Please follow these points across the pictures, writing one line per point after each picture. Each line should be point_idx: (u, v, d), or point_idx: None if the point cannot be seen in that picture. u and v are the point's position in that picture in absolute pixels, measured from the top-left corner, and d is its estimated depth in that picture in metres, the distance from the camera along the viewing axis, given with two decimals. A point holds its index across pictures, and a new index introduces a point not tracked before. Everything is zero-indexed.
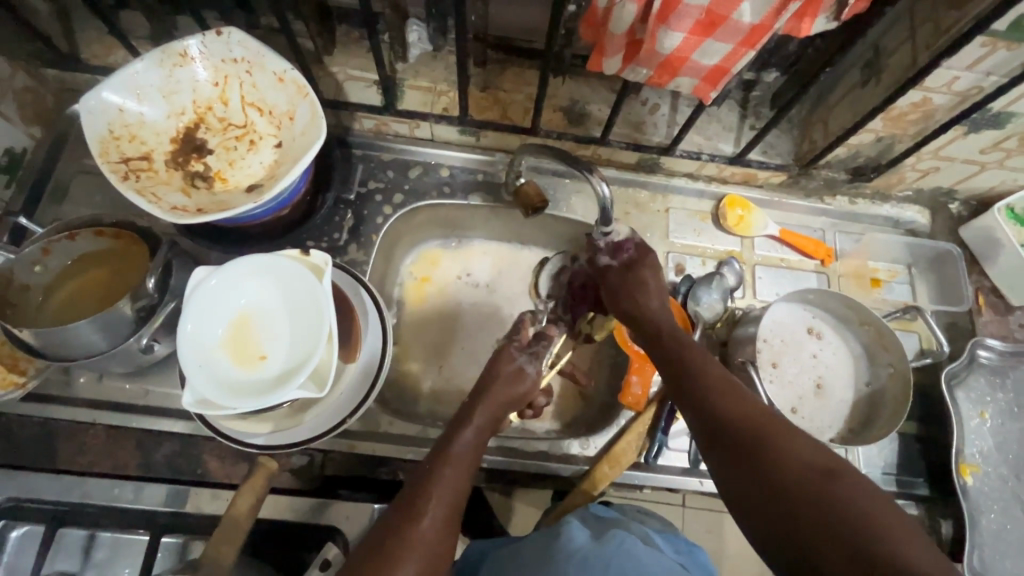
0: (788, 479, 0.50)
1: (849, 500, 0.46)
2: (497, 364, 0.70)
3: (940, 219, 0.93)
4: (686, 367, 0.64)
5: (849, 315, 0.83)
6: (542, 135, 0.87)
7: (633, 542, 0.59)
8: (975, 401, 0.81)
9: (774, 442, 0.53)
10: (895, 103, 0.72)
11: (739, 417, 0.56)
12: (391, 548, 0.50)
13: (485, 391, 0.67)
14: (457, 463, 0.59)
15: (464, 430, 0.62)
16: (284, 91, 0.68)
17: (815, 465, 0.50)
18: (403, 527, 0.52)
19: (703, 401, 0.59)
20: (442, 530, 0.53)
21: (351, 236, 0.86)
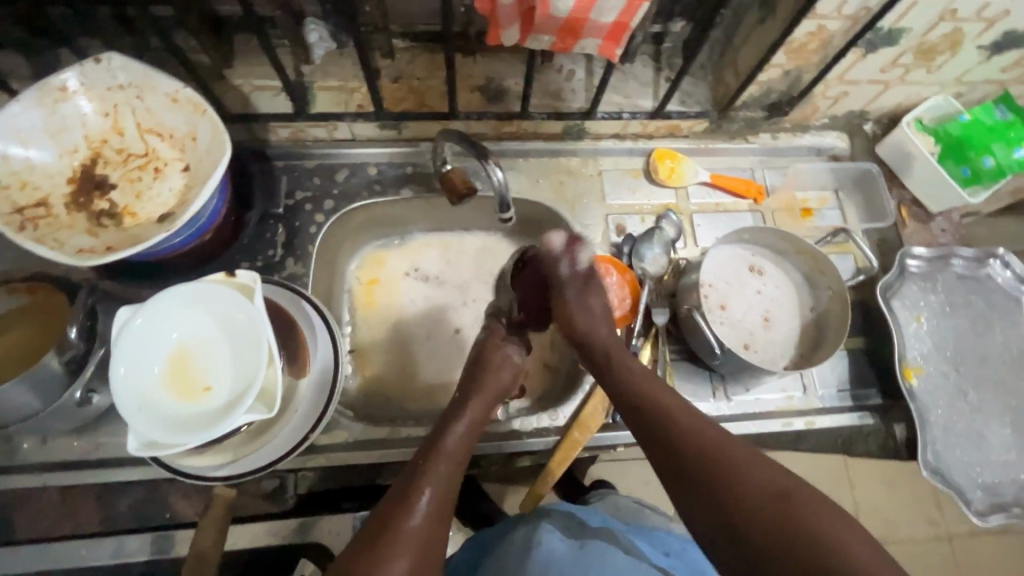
0: (769, 498, 0.49)
1: (815, 527, 0.47)
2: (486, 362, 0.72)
3: (858, 141, 0.97)
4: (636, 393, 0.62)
5: (786, 245, 0.86)
6: (462, 118, 0.86)
7: (614, 553, 0.64)
8: (910, 307, 0.85)
9: (731, 462, 0.52)
10: (794, 34, 0.73)
11: (689, 441, 0.55)
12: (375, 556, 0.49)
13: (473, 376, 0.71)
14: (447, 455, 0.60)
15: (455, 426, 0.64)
16: (180, 112, 0.65)
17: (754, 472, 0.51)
18: (395, 527, 0.51)
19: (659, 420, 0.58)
20: (438, 512, 0.54)
21: (286, 251, 0.84)
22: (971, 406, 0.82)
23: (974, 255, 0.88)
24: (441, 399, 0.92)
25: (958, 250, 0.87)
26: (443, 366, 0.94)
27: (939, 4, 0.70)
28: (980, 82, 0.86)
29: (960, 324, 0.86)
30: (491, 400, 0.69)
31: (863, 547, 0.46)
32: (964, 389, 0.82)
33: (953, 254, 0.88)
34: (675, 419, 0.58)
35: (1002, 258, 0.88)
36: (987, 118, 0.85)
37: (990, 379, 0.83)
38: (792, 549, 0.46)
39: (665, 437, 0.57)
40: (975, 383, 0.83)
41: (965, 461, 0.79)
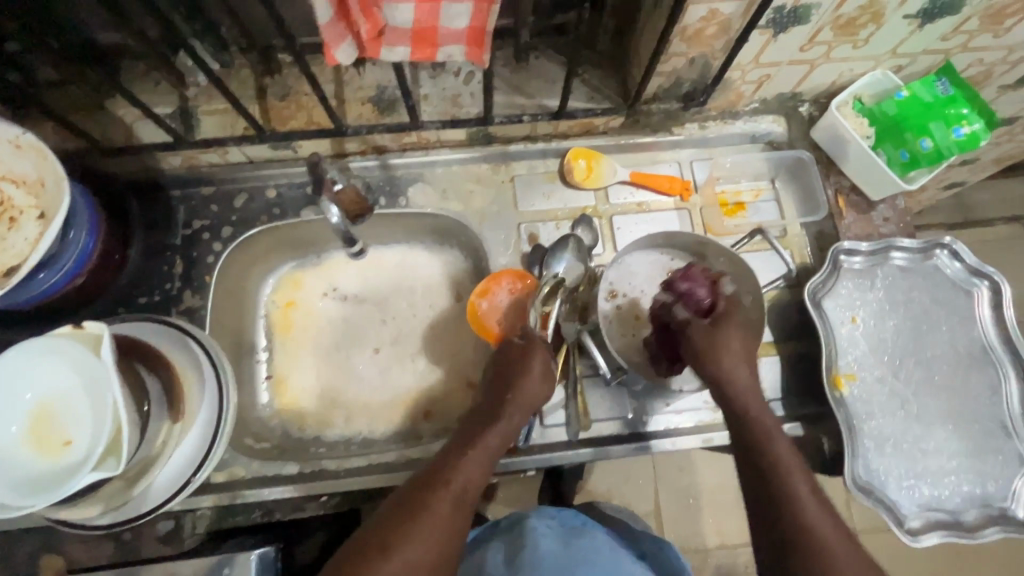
0: None
1: None
2: (490, 409, 0.70)
3: (794, 125, 0.89)
4: (765, 450, 0.62)
5: (703, 247, 0.80)
6: (352, 133, 0.82)
7: (599, 548, 0.73)
8: (846, 306, 0.79)
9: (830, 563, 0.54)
10: (685, 20, 0.66)
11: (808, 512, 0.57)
12: None
13: (507, 389, 0.70)
14: (433, 516, 0.58)
15: (468, 453, 0.65)
16: (27, 158, 0.63)
17: (808, 529, 0.56)
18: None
19: (786, 478, 0.60)
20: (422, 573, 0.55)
21: (184, 283, 0.82)
22: (910, 415, 0.75)
23: (918, 247, 0.80)
24: (361, 423, 0.90)
25: (898, 241, 0.80)
26: (363, 390, 0.92)
27: None
28: (918, 52, 0.77)
29: (901, 324, 0.79)
30: (516, 422, 0.68)
31: None
32: (904, 395, 0.76)
33: (893, 246, 0.80)
34: (790, 485, 0.59)
35: (949, 248, 0.80)
36: (924, 94, 0.76)
37: (934, 383, 0.76)
38: None
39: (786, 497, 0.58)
40: (916, 389, 0.76)
41: (901, 475, 0.73)
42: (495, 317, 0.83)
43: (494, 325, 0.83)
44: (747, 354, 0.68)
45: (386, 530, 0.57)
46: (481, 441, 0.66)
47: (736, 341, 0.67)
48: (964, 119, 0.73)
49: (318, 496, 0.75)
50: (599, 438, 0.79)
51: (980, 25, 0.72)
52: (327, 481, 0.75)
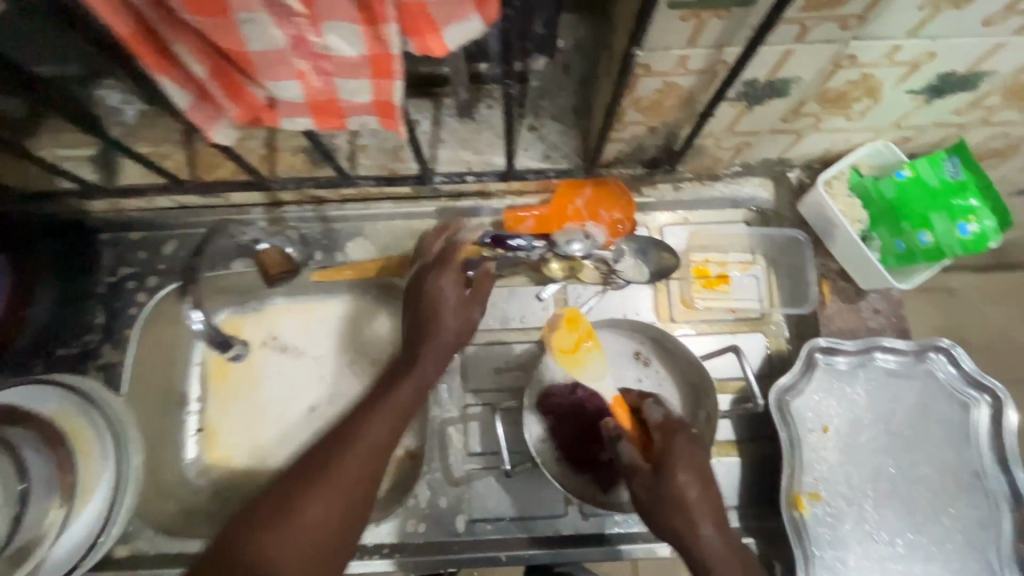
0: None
1: None
2: (406, 374, 0.65)
3: (781, 193, 0.78)
4: (671, 498, 0.54)
5: (673, 343, 0.71)
6: (282, 185, 0.75)
7: None
8: (818, 413, 0.69)
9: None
10: (636, 92, 0.57)
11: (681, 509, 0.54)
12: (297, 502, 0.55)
13: (428, 309, 0.68)
14: (350, 456, 0.59)
15: (403, 381, 0.65)
16: None
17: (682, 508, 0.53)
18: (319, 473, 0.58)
19: (673, 494, 0.53)
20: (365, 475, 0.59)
21: (104, 335, 0.78)
22: (879, 546, 0.66)
23: (910, 349, 0.70)
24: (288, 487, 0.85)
25: (886, 341, 0.70)
26: (296, 450, 0.87)
27: (826, 51, 0.51)
28: (927, 125, 0.66)
29: (880, 436, 0.69)
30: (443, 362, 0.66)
31: None
32: (877, 523, 0.66)
33: (880, 346, 0.70)
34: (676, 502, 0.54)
35: (947, 351, 0.69)
36: (930, 176, 0.65)
37: (913, 508, 0.67)
38: None
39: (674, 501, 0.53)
40: (890, 517, 0.66)
41: None
42: (570, 201, 0.76)
43: (589, 200, 0.76)
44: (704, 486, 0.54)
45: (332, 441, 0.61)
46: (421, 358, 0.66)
47: (682, 443, 0.56)
48: (971, 214, 0.62)
49: None
50: (530, 538, 0.71)
51: (1003, 101, 0.61)
52: None
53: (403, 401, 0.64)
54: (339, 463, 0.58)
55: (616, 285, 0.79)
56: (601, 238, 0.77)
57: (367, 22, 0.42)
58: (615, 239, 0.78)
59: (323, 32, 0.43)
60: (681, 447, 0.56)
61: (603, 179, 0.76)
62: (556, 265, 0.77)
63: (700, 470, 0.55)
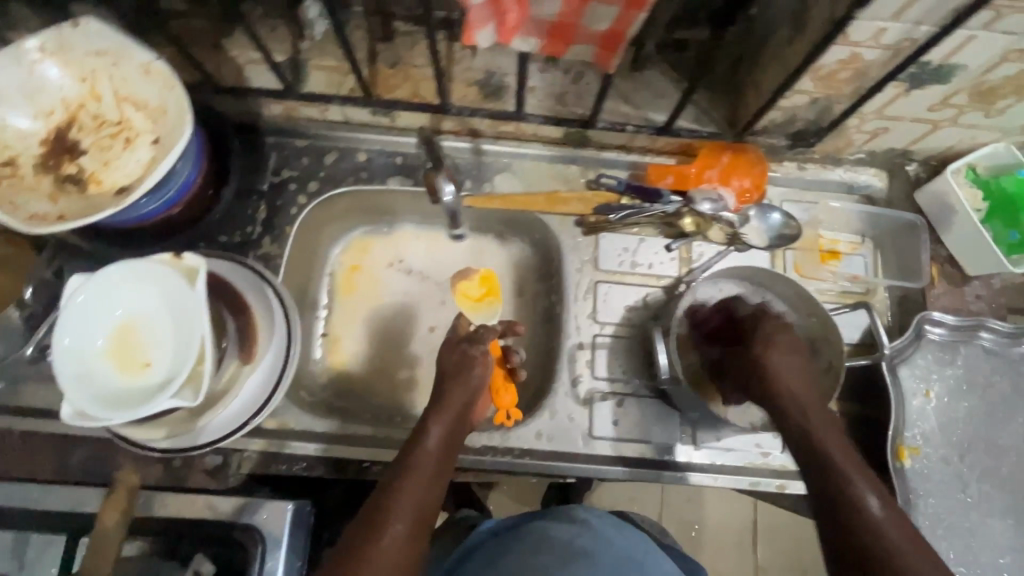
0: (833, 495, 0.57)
1: (866, 515, 0.55)
2: (481, 344, 0.77)
3: (897, 183, 0.86)
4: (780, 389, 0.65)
5: (801, 304, 0.78)
6: (456, 112, 0.81)
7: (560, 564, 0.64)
8: (919, 378, 0.77)
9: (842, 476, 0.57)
10: (821, 60, 0.65)
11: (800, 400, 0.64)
12: (379, 519, 0.60)
13: (445, 386, 0.73)
14: (419, 472, 0.65)
15: (434, 420, 0.70)
16: (153, 84, 0.64)
17: (796, 402, 0.64)
18: (384, 510, 0.61)
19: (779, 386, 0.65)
20: (422, 517, 0.63)
21: (265, 229, 0.84)
22: (968, 499, 0.73)
23: (1008, 331, 0.77)
24: (404, 396, 0.91)
25: (989, 321, 0.77)
26: (413, 364, 0.93)
27: (1003, 43, 0.59)
28: None
29: (976, 405, 0.76)
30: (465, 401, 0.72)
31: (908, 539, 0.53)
32: (967, 480, 0.74)
33: (983, 325, 0.77)
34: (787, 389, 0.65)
35: None
36: None
37: (1000, 470, 0.74)
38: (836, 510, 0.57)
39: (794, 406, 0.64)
40: (979, 475, 0.74)
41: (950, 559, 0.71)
42: (710, 163, 0.84)
43: (727, 165, 0.84)
44: (801, 372, 0.67)
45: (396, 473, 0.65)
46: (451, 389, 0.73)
47: (781, 354, 0.68)
48: None
49: (361, 461, 0.78)
50: (644, 458, 0.79)
51: None
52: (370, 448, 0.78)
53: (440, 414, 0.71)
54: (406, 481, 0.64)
55: (741, 247, 0.85)
56: (729, 202, 0.84)
57: None
58: (742, 205, 0.85)
59: None
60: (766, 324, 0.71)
61: (743, 146, 0.83)
62: (687, 220, 0.85)
63: (796, 364, 0.68)
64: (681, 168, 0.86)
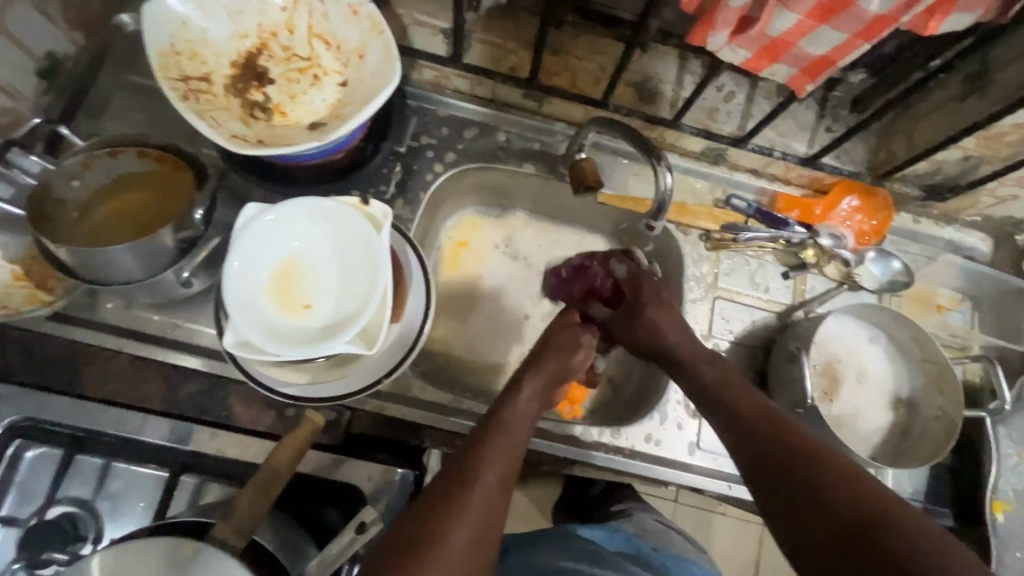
0: (849, 500, 0.47)
1: (893, 534, 0.44)
2: (591, 330, 0.74)
3: (1003, 250, 0.90)
4: (781, 454, 0.53)
5: (914, 348, 0.82)
6: (611, 109, 0.83)
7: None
8: (1016, 440, 0.79)
9: (823, 472, 0.50)
10: (998, 122, 0.68)
11: (803, 455, 0.52)
12: (452, 501, 0.53)
13: (543, 354, 0.71)
14: (503, 436, 0.59)
15: (518, 394, 0.65)
16: (356, 27, 0.63)
17: (805, 460, 0.51)
18: (458, 489, 0.54)
19: (786, 461, 0.52)
20: (501, 489, 0.55)
21: (399, 191, 0.82)
22: None
23: None
24: (499, 381, 0.90)
25: None
26: (510, 350, 0.92)
27: None
28: None
29: None
30: (556, 374, 0.68)
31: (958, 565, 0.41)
32: None
33: None
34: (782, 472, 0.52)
35: None
36: None
37: None
38: (832, 531, 0.46)
39: (750, 432, 0.56)
40: None
41: None
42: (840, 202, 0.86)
43: (856, 206, 0.86)
44: (762, 418, 0.56)
45: (462, 450, 0.58)
46: (545, 360, 0.69)
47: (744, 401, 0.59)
48: None
49: None
50: (743, 476, 0.80)
51: None
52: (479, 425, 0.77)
53: (514, 394, 0.65)
54: (485, 450, 0.57)
55: (854, 287, 0.87)
56: (848, 241, 0.86)
57: None
58: (860, 246, 0.87)
59: None
60: (768, 422, 0.56)
61: (873, 189, 0.86)
62: (808, 252, 0.85)
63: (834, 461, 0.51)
64: (811, 202, 0.88)
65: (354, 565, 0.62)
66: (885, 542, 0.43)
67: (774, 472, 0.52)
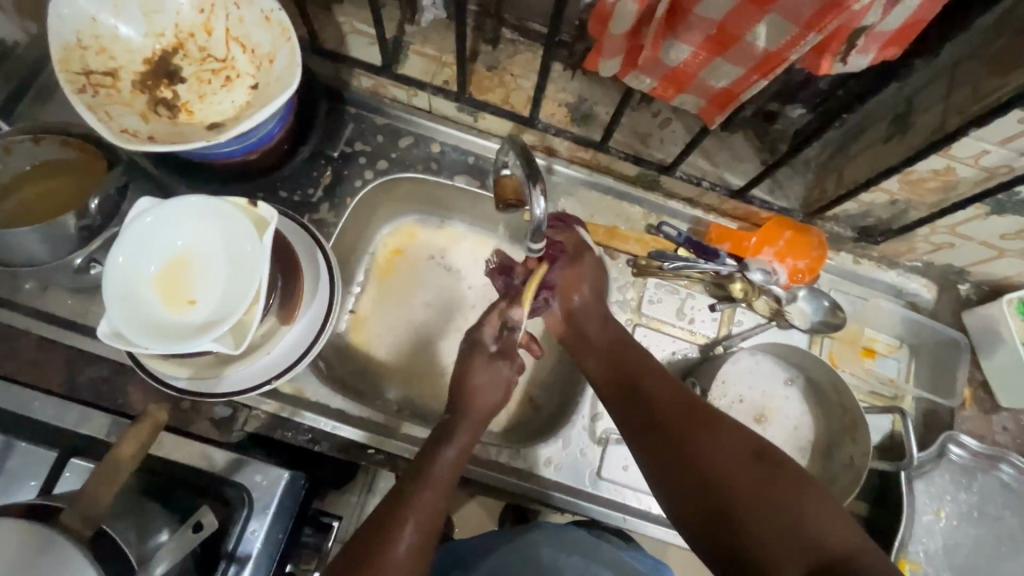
0: (752, 472, 0.55)
1: (789, 505, 0.52)
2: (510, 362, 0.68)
3: (946, 298, 0.87)
4: (699, 438, 0.59)
5: (832, 392, 0.81)
6: (540, 127, 0.83)
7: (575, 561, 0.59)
8: (933, 497, 0.77)
9: (731, 454, 0.57)
10: (915, 166, 0.66)
11: (715, 440, 0.59)
12: (374, 558, 0.54)
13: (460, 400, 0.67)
14: (431, 495, 0.59)
15: (445, 449, 0.63)
16: (268, 32, 0.64)
17: (714, 443, 0.58)
18: (381, 548, 0.55)
19: (703, 441, 0.59)
20: (422, 550, 0.56)
21: (326, 194, 0.84)
22: None
23: None
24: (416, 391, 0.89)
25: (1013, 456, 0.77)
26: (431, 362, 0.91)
27: None
28: None
29: (983, 534, 0.76)
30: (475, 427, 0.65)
31: (833, 523, 0.51)
32: None
33: (1006, 459, 0.77)
34: (700, 454, 0.58)
35: None
36: None
37: None
38: (744, 505, 0.53)
39: (669, 415, 0.62)
40: None
41: None
42: (773, 238, 0.84)
43: (789, 243, 0.84)
44: (678, 402, 0.63)
45: (390, 508, 0.58)
46: (467, 413, 0.66)
47: (657, 390, 0.65)
48: None
49: (367, 447, 0.77)
50: (645, 510, 0.78)
51: None
52: (376, 434, 0.76)
53: (441, 446, 0.63)
54: (411, 506, 0.58)
55: (782, 324, 0.85)
56: (780, 278, 0.83)
57: (800, 28, 0.49)
58: (791, 284, 0.84)
59: (761, 22, 0.50)
60: (682, 408, 0.62)
61: (808, 228, 0.83)
62: (737, 285, 0.83)
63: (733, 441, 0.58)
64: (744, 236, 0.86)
65: (231, 566, 0.64)
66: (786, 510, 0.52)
67: (693, 456, 0.58)
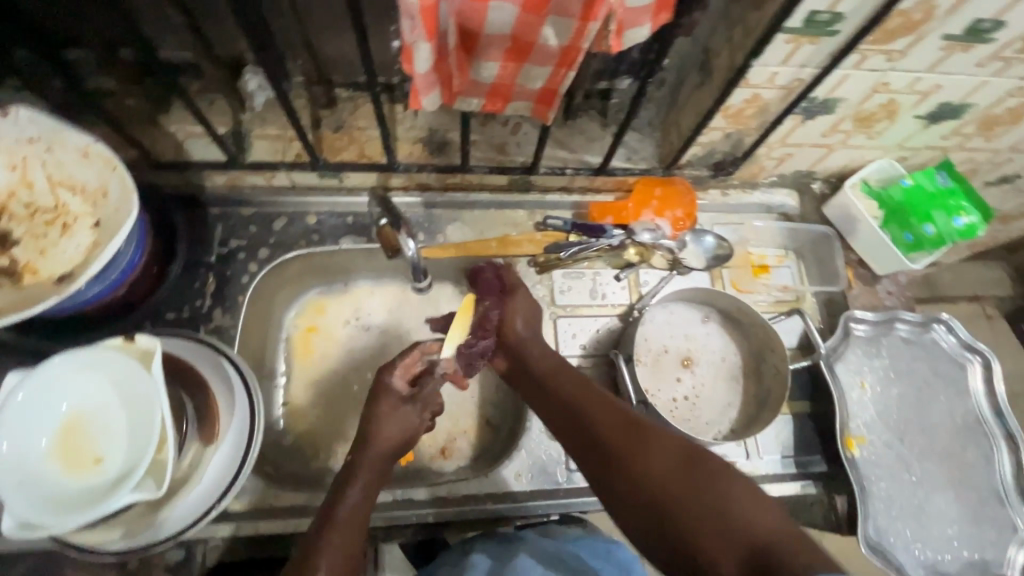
0: (678, 472, 0.55)
1: (715, 497, 0.52)
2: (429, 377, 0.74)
3: (808, 199, 0.97)
4: (628, 451, 0.59)
5: (743, 315, 0.87)
6: (403, 168, 0.85)
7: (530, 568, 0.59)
8: (854, 373, 0.85)
9: (655, 457, 0.57)
10: (729, 102, 0.74)
11: (643, 449, 0.59)
12: None
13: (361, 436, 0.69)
14: (344, 533, 0.60)
15: (348, 489, 0.64)
16: (92, 167, 0.63)
17: (640, 450, 0.59)
18: None
19: (632, 453, 0.59)
20: None
21: (215, 301, 0.81)
22: (913, 478, 0.81)
23: (918, 320, 0.87)
24: None
25: (902, 314, 0.87)
26: None
27: (873, 77, 0.70)
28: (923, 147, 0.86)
29: (906, 389, 0.85)
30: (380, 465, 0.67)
31: (762, 506, 0.50)
32: (909, 459, 0.81)
33: (898, 318, 0.87)
34: (628, 468, 0.58)
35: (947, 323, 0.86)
36: (929, 185, 0.85)
37: (933, 448, 0.82)
38: (673, 506, 0.53)
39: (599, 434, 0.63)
40: (918, 454, 0.82)
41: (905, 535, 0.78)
42: (648, 199, 0.90)
43: (662, 199, 0.90)
44: (613, 417, 0.64)
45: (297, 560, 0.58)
46: (360, 455, 0.67)
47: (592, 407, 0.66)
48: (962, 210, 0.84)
49: None
50: None
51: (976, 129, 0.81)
52: None
53: (343, 487, 0.64)
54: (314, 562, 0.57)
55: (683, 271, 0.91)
56: (666, 231, 0.89)
57: (579, 20, 0.54)
58: (678, 234, 0.90)
59: (545, 25, 0.55)
60: (611, 419, 0.63)
61: (671, 180, 0.90)
62: (631, 251, 0.88)
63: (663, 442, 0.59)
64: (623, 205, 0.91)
65: None
66: (713, 501, 0.51)
67: (622, 470, 0.58)
